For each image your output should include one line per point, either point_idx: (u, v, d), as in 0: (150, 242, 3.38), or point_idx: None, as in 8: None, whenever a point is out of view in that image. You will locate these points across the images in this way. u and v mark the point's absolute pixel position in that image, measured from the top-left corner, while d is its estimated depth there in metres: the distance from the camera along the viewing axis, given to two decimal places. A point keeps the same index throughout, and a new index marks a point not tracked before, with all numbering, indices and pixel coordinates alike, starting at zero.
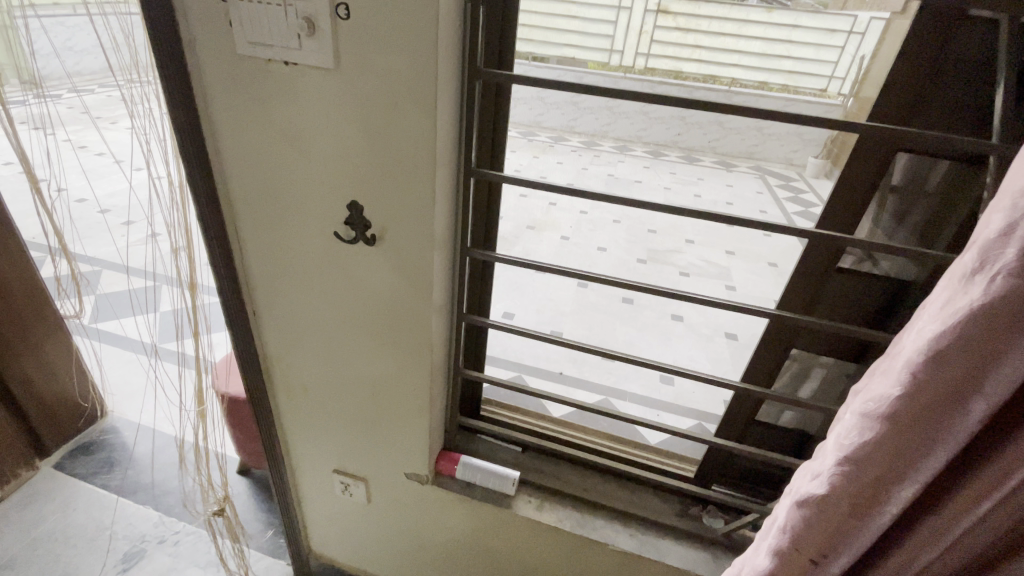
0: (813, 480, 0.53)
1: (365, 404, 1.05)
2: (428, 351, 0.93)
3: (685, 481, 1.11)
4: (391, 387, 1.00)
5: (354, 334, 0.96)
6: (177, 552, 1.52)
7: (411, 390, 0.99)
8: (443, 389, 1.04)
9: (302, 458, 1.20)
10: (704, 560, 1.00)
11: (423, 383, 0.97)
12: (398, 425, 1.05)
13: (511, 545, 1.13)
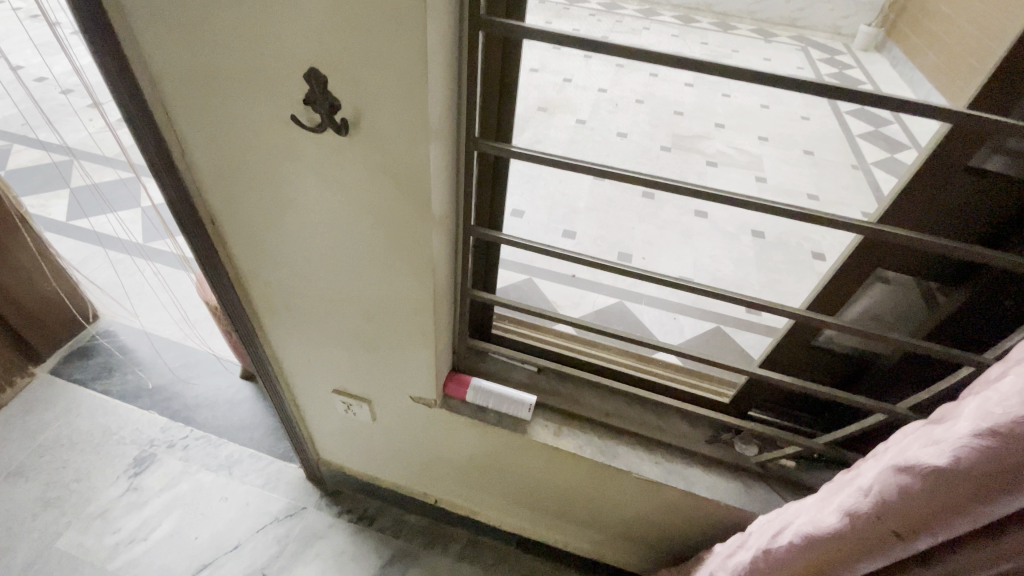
0: (930, 451, 0.56)
1: (358, 327, 0.91)
2: (430, 272, 0.76)
3: (719, 404, 0.99)
4: (387, 311, 0.86)
5: (340, 253, 0.79)
6: (187, 456, 1.53)
7: (411, 315, 0.84)
8: (448, 311, 0.89)
9: (296, 375, 1.10)
10: (733, 491, 0.93)
11: (426, 309, 0.82)
12: (398, 351, 0.92)
13: (525, 465, 1.07)
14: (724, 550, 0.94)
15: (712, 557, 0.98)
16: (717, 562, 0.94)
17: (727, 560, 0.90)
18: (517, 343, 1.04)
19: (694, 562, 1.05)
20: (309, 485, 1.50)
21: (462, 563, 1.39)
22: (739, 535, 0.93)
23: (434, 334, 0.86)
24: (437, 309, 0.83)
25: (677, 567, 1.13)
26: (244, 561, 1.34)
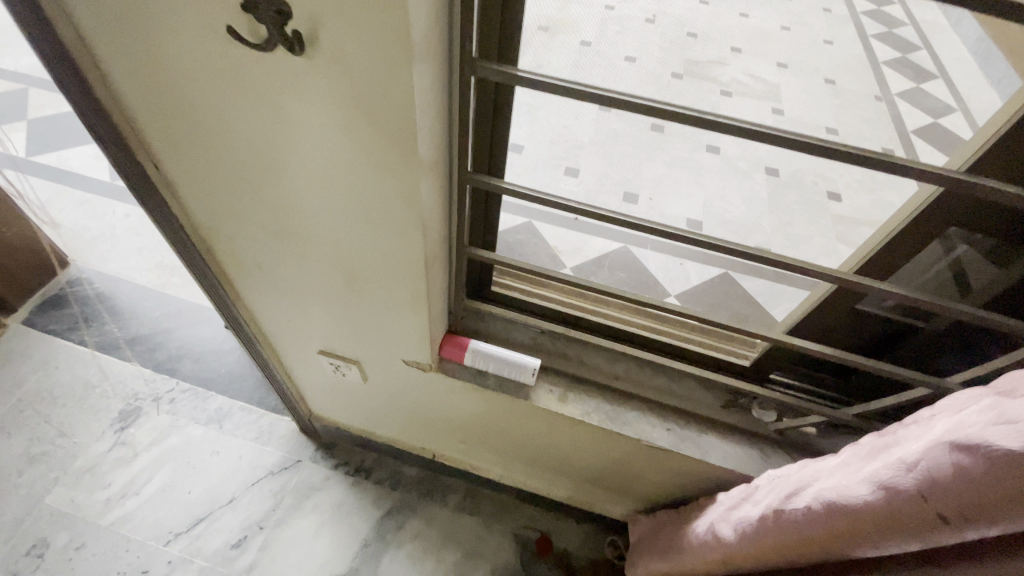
0: (1001, 431, 0.45)
1: (339, 288, 0.81)
2: (419, 228, 0.65)
3: (739, 368, 0.91)
4: (370, 271, 0.75)
5: (311, 206, 0.67)
6: (175, 409, 1.48)
7: (398, 275, 0.74)
8: (443, 269, 0.79)
9: (277, 334, 1.01)
10: (750, 458, 0.87)
11: (416, 268, 0.71)
12: (386, 314, 0.82)
13: (527, 428, 1.01)
14: (727, 502, 0.85)
15: (713, 508, 0.89)
16: (718, 514, 0.85)
17: (728, 514, 0.82)
18: (520, 301, 0.94)
19: (692, 513, 0.97)
20: (303, 438, 1.46)
21: (463, 514, 1.38)
22: (745, 488, 0.84)
23: (427, 296, 0.76)
24: (429, 267, 0.72)
25: (675, 516, 1.05)
26: (240, 514, 1.32)
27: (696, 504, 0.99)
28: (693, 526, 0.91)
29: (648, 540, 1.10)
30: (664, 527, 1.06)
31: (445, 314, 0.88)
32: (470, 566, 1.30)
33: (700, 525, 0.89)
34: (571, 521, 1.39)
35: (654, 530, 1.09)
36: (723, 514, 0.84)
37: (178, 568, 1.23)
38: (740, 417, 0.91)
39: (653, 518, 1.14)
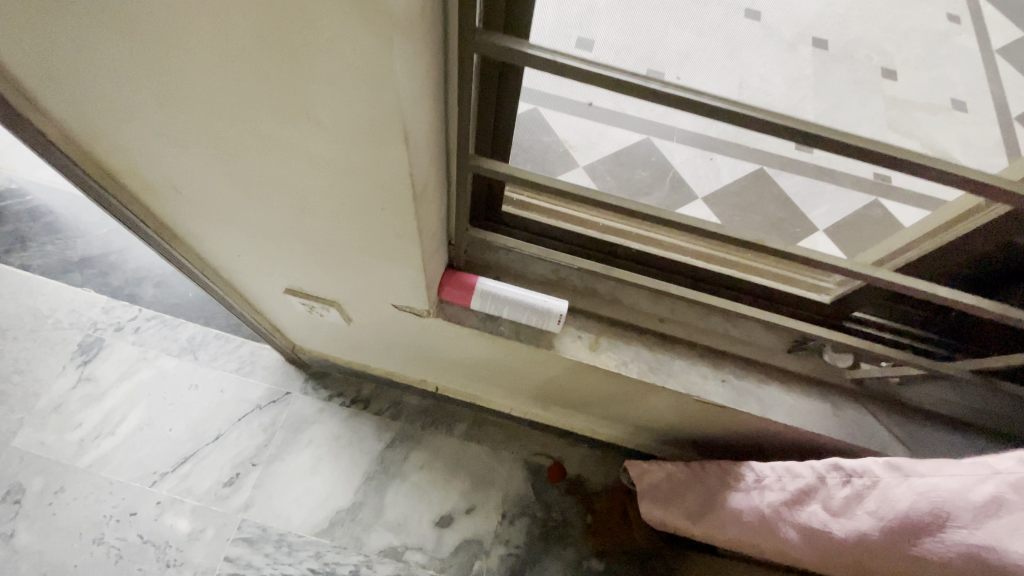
0: None
1: (293, 219, 0.59)
2: (397, 140, 0.42)
3: (813, 305, 0.74)
4: (332, 197, 0.52)
5: (225, 105, 0.43)
6: (142, 340, 1.32)
7: (374, 205, 0.52)
8: (437, 191, 0.57)
9: (231, 268, 0.80)
10: (819, 413, 0.72)
11: (400, 197, 0.49)
12: (362, 252, 0.62)
13: (547, 373, 0.84)
14: (776, 487, 0.72)
15: (751, 487, 0.75)
16: (765, 504, 0.71)
17: (787, 512, 0.68)
18: (541, 227, 0.73)
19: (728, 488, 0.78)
20: (291, 368, 1.32)
21: (470, 442, 1.29)
22: (796, 473, 0.70)
23: (418, 233, 0.55)
24: (418, 195, 0.50)
25: (702, 473, 0.86)
26: (229, 451, 1.22)
27: (732, 470, 0.80)
28: (744, 514, 0.73)
29: (657, 493, 0.90)
30: (686, 485, 0.87)
31: (442, 247, 0.68)
32: (480, 495, 1.23)
33: (749, 513, 0.72)
34: (585, 446, 1.30)
35: (669, 486, 0.88)
36: (774, 507, 0.70)
37: (169, 508, 1.15)
38: (809, 363, 0.75)
39: (660, 464, 0.92)
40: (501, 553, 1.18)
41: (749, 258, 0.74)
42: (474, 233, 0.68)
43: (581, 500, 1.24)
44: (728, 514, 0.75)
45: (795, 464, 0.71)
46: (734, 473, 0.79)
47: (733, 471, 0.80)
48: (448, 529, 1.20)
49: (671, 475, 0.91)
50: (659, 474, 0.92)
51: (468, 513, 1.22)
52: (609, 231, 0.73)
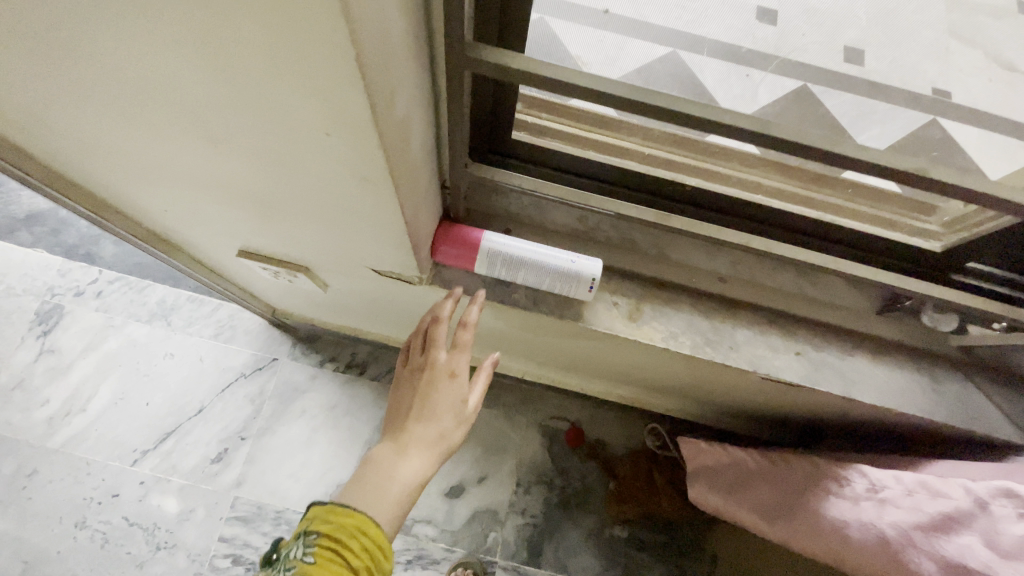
0: None
1: (220, 160, 0.41)
2: (329, 5, 0.23)
3: (903, 253, 0.60)
4: (260, 127, 0.35)
5: None
6: (107, 305, 1.18)
7: (324, 137, 0.34)
8: (418, 112, 0.39)
9: (170, 228, 0.63)
10: (913, 389, 0.57)
11: (359, 125, 0.32)
12: (323, 206, 0.45)
13: (571, 341, 0.70)
14: (905, 505, 0.59)
15: (863, 497, 0.63)
16: (888, 523, 0.59)
17: (925, 539, 0.56)
18: (564, 160, 0.57)
19: (817, 491, 0.67)
20: (276, 332, 1.18)
21: (479, 407, 1.17)
22: (939, 493, 0.58)
23: (394, 176, 0.38)
24: (387, 119, 0.32)
25: (780, 469, 0.78)
26: (215, 426, 1.10)
27: (827, 470, 0.69)
28: (851, 527, 0.61)
29: (721, 481, 0.84)
30: (759, 479, 0.79)
31: (434, 190, 0.52)
32: (493, 462, 1.13)
33: (858, 526, 0.61)
34: (606, 408, 1.18)
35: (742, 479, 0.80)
36: (904, 529, 0.57)
37: (154, 488, 1.06)
38: (899, 326, 0.60)
39: (726, 450, 0.86)
40: (517, 523, 1.09)
41: (827, 194, 0.59)
42: (479, 171, 0.51)
43: (603, 466, 1.14)
44: (826, 522, 0.64)
45: (932, 479, 0.60)
46: (829, 476, 0.68)
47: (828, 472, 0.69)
48: (459, 499, 1.10)
49: (741, 465, 0.84)
50: (724, 460, 0.85)
51: (481, 483, 1.11)
52: (652, 164, 0.57)
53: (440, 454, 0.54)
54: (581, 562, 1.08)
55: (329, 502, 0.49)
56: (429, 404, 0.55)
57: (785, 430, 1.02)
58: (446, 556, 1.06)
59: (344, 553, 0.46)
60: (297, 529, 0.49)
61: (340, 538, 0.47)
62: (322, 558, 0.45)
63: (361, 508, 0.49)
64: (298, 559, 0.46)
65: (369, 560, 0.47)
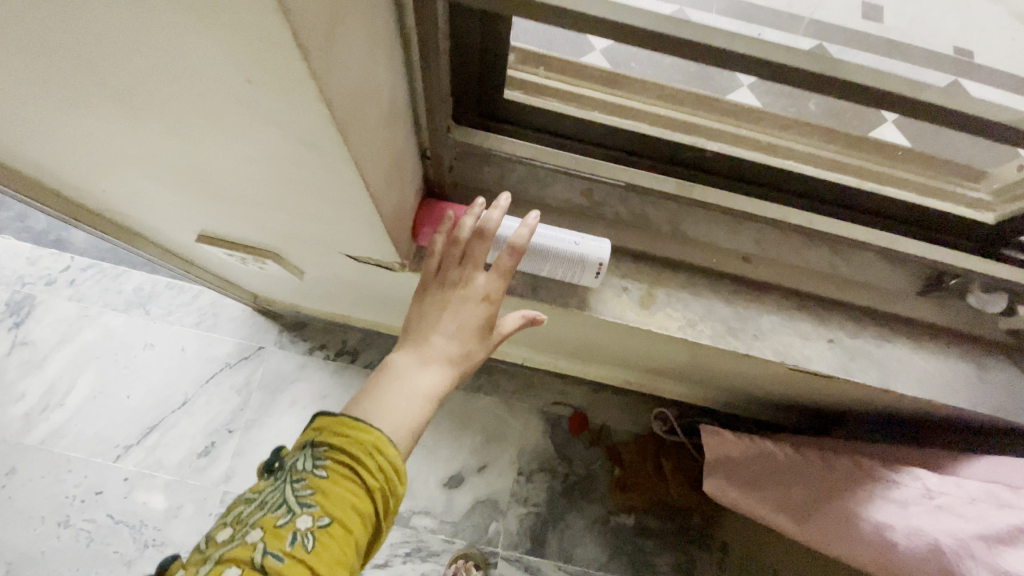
0: None
1: (160, 146, 0.36)
2: None
3: (948, 224, 0.53)
4: (194, 105, 0.30)
5: None
6: (80, 294, 1.11)
7: (268, 115, 0.29)
8: (384, 84, 0.34)
9: (117, 214, 0.56)
10: (944, 374, 0.55)
11: (305, 99, 0.27)
12: (286, 192, 0.39)
13: (575, 327, 0.64)
14: (967, 514, 0.57)
15: (916, 503, 0.61)
16: (944, 532, 0.56)
17: (983, 550, 0.54)
18: (567, 124, 0.50)
19: (855, 490, 0.66)
20: (261, 319, 1.13)
21: (478, 394, 1.12)
22: (1007, 505, 0.56)
23: (356, 160, 0.33)
24: (337, 91, 0.28)
25: (815, 467, 0.74)
26: (200, 419, 1.05)
27: (867, 469, 0.68)
28: (901, 532, 0.59)
29: (745, 474, 0.82)
30: (785, 474, 0.77)
31: (411, 168, 0.47)
32: (493, 450, 1.08)
33: (906, 532, 0.59)
34: (610, 392, 1.13)
35: (770, 473, 0.79)
36: (962, 539, 0.55)
37: (139, 485, 1.01)
38: (932, 311, 0.57)
39: (757, 442, 0.82)
40: (519, 513, 1.05)
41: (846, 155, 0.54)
42: (461, 137, 0.47)
43: (607, 452, 1.09)
44: (863, 519, 0.63)
45: (1001, 491, 0.57)
46: (873, 477, 0.66)
47: (869, 471, 0.67)
48: (459, 490, 1.05)
49: (771, 458, 0.80)
50: (751, 453, 0.83)
51: (481, 472, 1.07)
52: (665, 127, 0.51)
53: (463, 372, 0.48)
54: (586, 551, 1.04)
55: (341, 413, 0.43)
56: (457, 322, 0.48)
57: (797, 414, 0.97)
58: (446, 548, 1.02)
59: (359, 469, 0.40)
60: (302, 440, 0.43)
61: (354, 452, 0.41)
62: (334, 473, 0.40)
63: (380, 424, 0.43)
64: (306, 473, 0.40)
65: (385, 479, 0.41)
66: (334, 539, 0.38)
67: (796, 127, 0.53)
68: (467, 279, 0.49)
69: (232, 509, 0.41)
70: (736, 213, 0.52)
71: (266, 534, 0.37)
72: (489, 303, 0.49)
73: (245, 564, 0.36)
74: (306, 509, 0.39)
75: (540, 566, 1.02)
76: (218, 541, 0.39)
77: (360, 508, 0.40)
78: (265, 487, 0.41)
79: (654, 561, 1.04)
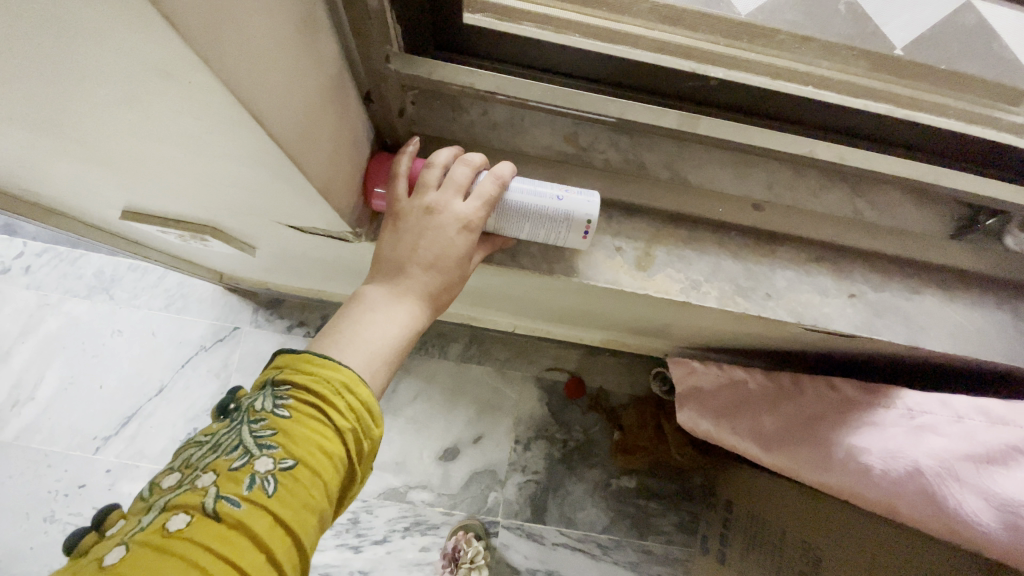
0: None
1: (7, 116, 0.29)
2: None
3: (978, 151, 0.47)
4: (15, 54, 0.23)
5: None
6: (37, 282, 1.04)
7: (117, 58, 0.23)
8: (281, 10, 0.27)
9: (25, 193, 0.48)
10: (966, 322, 0.51)
11: (153, 35, 0.21)
12: (200, 153, 0.32)
13: (566, 293, 0.58)
14: (950, 433, 0.55)
15: (898, 429, 0.59)
16: (925, 454, 0.55)
17: (968, 472, 0.52)
18: (542, 51, 0.43)
19: (827, 419, 0.67)
20: (233, 298, 1.06)
21: (469, 363, 1.07)
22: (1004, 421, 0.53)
23: (248, 108, 0.26)
24: (194, 16, 0.21)
25: (786, 396, 0.74)
26: (179, 406, 1.00)
27: (847, 397, 0.67)
28: (878, 458, 0.58)
29: (714, 404, 0.83)
30: (757, 404, 0.77)
31: (350, 120, 0.40)
32: (488, 421, 1.05)
33: (890, 461, 0.57)
34: (607, 354, 1.09)
35: (739, 403, 0.80)
36: (945, 461, 0.53)
37: (123, 476, 0.96)
38: (951, 255, 0.53)
39: (727, 371, 0.82)
40: (518, 482, 1.03)
41: (856, 75, 0.47)
42: (404, 69, 0.39)
43: (606, 416, 1.06)
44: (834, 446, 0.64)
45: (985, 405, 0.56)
46: (845, 403, 0.66)
47: (848, 399, 0.67)
48: (456, 462, 1.02)
49: (740, 387, 0.81)
50: (720, 382, 0.83)
51: (476, 443, 1.03)
52: (657, 51, 0.44)
53: (438, 306, 0.43)
54: (588, 515, 1.02)
55: (304, 349, 0.38)
56: (433, 247, 0.42)
57: None
58: (445, 520, 0.99)
59: (326, 409, 0.36)
60: (261, 380, 0.38)
61: (320, 390, 0.36)
62: (298, 413, 0.35)
63: (349, 361, 0.38)
64: (266, 412, 0.35)
65: (356, 420, 0.37)
66: (299, 483, 0.34)
67: (791, 47, 0.48)
68: (445, 203, 0.43)
69: (180, 455, 0.36)
70: (751, 149, 0.46)
71: (219, 478, 0.33)
72: (469, 232, 0.42)
73: (194, 510, 0.31)
74: (266, 450, 0.34)
75: (543, 533, 1.01)
76: (163, 488, 0.34)
77: (328, 451, 0.35)
78: (220, 429, 0.36)
79: (656, 521, 1.03)
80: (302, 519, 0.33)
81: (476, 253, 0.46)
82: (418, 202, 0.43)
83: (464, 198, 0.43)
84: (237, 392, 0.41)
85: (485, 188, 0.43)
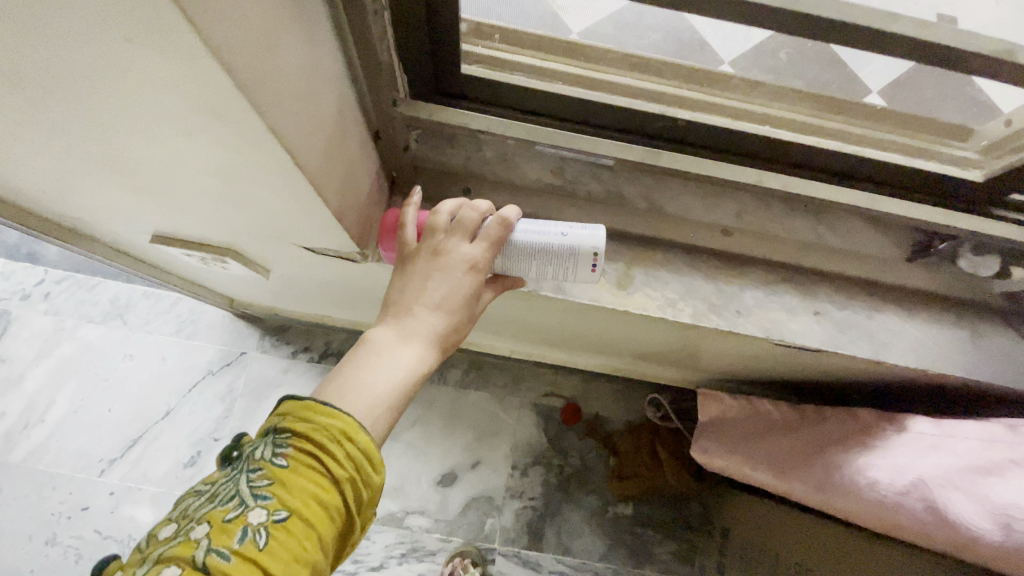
0: None
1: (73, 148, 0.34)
2: None
3: (922, 182, 0.53)
4: (98, 96, 0.28)
5: None
6: (55, 308, 1.08)
7: (182, 100, 0.28)
8: (309, 63, 0.33)
9: (64, 217, 0.53)
10: (926, 338, 0.55)
11: (212, 82, 0.26)
12: (233, 183, 0.37)
13: (557, 313, 0.63)
14: (955, 449, 0.58)
15: (906, 447, 0.62)
16: (927, 468, 0.58)
17: (967, 480, 0.55)
18: (529, 97, 0.49)
19: (840, 445, 0.68)
20: (241, 324, 1.10)
21: (467, 388, 1.10)
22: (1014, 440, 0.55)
23: (282, 142, 0.32)
24: (247, 70, 0.27)
25: (809, 423, 0.75)
26: (184, 429, 1.03)
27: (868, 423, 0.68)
28: (881, 484, 0.61)
29: (733, 432, 0.85)
30: (779, 430, 0.79)
31: (362, 154, 0.46)
32: (486, 446, 1.06)
33: (890, 478, 0.60)
34: (603, 380, 1.12)
35: (762, 428, 0.81)
36: (947, 472, 0.56)
37: (125, 498, 0.98)
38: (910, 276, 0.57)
39: (752, 403, 0.85)
40: (515, 508, 1.03)
41: (811, 116, 0.53)
42: (408, 111, 0.46)
43: (602, 442, 1.08)
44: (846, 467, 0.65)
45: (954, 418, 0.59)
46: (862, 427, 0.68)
47: (868, 425, 0.68)
48: (454, 487, 1.03)
49: (766, 417, 0.82)
50: (746, 412, 0.86)
51: (474, 468, 1.05)
52: (630, 96, 0.50)
53: (447, 344, 0.47)
54: (585, 543, 1.02)
55: (306, 397, 0.41)
56: (444, 290, 0.46)
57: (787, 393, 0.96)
58: (443, 547, 1.00)
59: (323, 457, 0.39)
60: (265, 427, 0.41)
61: (319, 439, 0.39)
62: (296, 463, 0.38)
63: (351, 409, 0.41)
64: (264, 462, 0.38)
65: (354, 469, 0.40)
66: (290, 534, 0.36)
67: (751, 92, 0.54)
68: (453, 245, 0.47)
69: (179, 504, 0.39)
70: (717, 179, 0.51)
71: (212, 530, 0.36)
72: (477, 273, 0.47)
73: (185, 563, 0.34)
74: (260, 501, 0.37)
75: (540, 561, 1.01)
76: (160, 539, 0.37)
77: (321, 500, 0.38)
78: (219, 479, 0.39)
79: (653, 550, 1.03)
80: (291, 570, 0.36)
81: (486, 292, 0.50)
82: (427, 245, 0.48)
83: (470, 241, 0.48)
84: (241, 439, 0.44)
85: (492, 231, 0.48)
